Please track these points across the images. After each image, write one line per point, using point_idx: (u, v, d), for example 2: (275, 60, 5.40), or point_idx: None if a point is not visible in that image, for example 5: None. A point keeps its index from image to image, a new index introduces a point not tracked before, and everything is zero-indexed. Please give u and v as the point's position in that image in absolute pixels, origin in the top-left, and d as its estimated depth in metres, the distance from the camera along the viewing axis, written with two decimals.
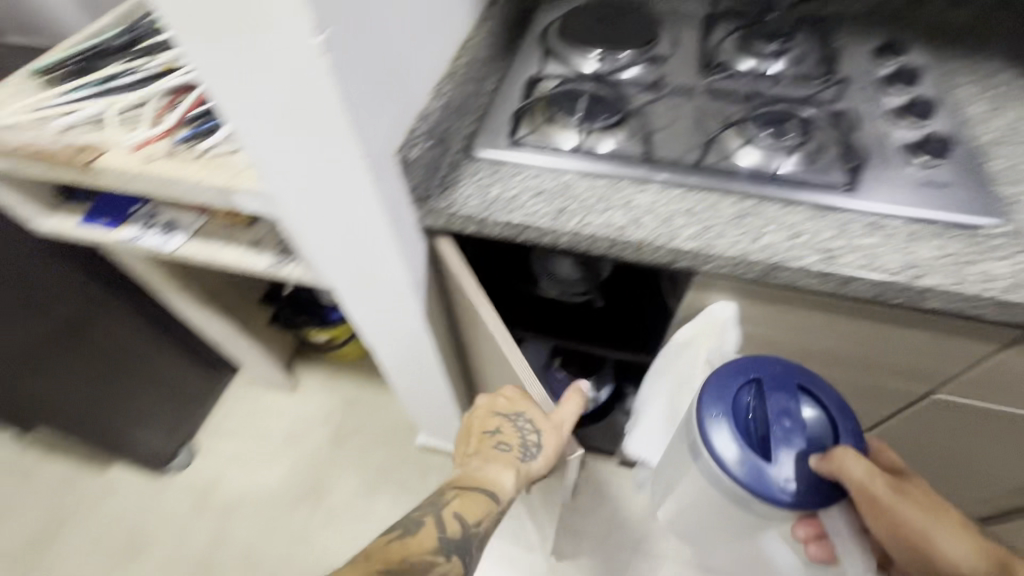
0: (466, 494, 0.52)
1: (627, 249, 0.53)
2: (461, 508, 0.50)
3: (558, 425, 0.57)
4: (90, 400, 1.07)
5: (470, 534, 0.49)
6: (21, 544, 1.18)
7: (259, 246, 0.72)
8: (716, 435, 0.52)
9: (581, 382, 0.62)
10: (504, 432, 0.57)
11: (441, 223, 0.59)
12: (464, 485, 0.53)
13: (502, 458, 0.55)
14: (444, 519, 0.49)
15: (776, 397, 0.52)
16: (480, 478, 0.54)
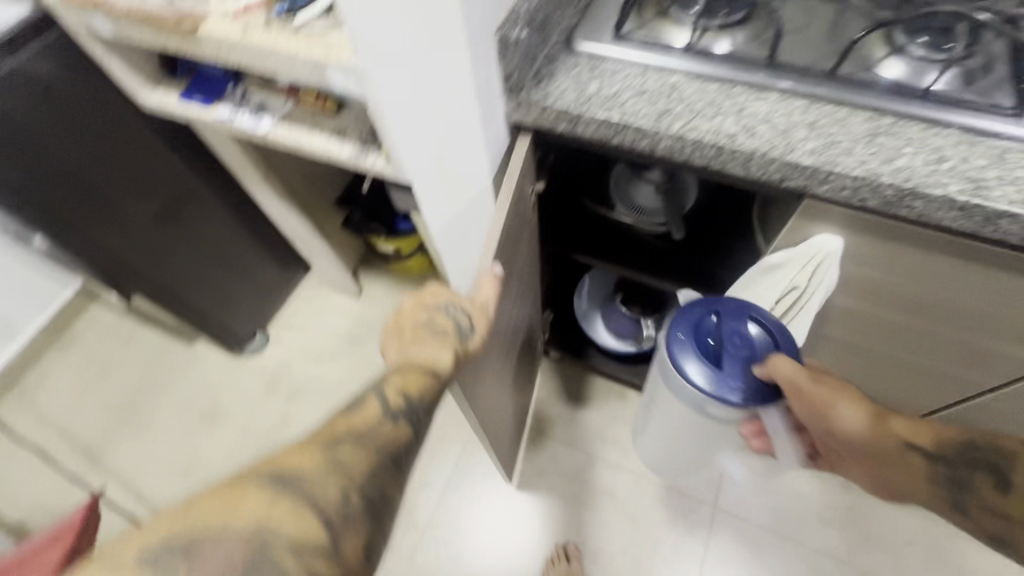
0: (404, 372, 0.56)
1: (734, 160, 0.48)
2: (403, 386, 0.54)
3: (482, 304, 0.57)
4: (193, 285, 1.16)
5: (414, 404, 0.53)
6: (121, 395, 1.35)
7: (343, 135, 0.73)
8: (683, 357, 0.61)
9: (495, 266, 0.56)
10: (435, 319, 0.59)
11: (531, 118, 0.55)
12: (402, 367, 0.57)
13: (435, 341, 0.57)
14: (385, 396, 0.53)
15: (728, 322, 0.60)
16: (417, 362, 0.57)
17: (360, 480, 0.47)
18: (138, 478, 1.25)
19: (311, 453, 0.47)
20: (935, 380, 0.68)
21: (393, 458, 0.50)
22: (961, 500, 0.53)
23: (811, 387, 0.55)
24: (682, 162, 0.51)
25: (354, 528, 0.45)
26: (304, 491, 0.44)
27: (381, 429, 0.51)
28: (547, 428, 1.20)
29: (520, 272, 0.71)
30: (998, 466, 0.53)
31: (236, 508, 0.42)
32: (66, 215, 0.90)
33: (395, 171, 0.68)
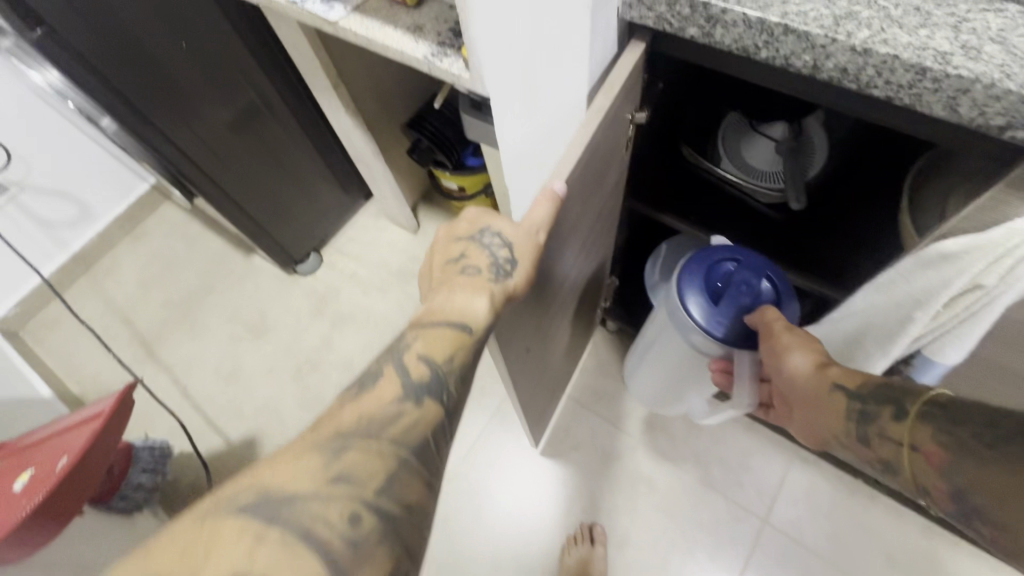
0: (428, 332, 0.48)
1: (936, 91, 0.35)
2: (427, 348, 0.47)
3: (525, 235, 0.46)
4: (256, 196, 1.13)
5: (441, 375, 0.46)
6: (180, 294, 1.38)
7: (420, 32, 0.63)
8: (687, 288, 0.64)
9: (557, 183, 0.44)
10: (472, 254, 0.50)
11: (653, 16, 0.43)
12: (431, 320, 0.48)
13: (469, 284, 0.48)
14: (403, 367, 0.46)
15: (742, 272, 0.63)
16: (448, 309, 0.48)
17: (372, 492, 0.40)
18: (185, 375, 1.28)
19: (306, 466, 0.40)
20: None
21: (419, 454, 0.43)
22: (863, 432, 0.45)
23: (783, 333, 0.56)
24: (853, 90, 0.38)
25: (370, 558, 0.38)
26: (295, 523, 0.37)
27: (402, 414, 0.44)
28: (590, 401, 1.12)
29: (598, 214, 0.60)
30: (901, 400, 0.43)
31: (203, 556, 0.35)
32: (141, 106, 0.87)
33: (473, 79, 0.58)
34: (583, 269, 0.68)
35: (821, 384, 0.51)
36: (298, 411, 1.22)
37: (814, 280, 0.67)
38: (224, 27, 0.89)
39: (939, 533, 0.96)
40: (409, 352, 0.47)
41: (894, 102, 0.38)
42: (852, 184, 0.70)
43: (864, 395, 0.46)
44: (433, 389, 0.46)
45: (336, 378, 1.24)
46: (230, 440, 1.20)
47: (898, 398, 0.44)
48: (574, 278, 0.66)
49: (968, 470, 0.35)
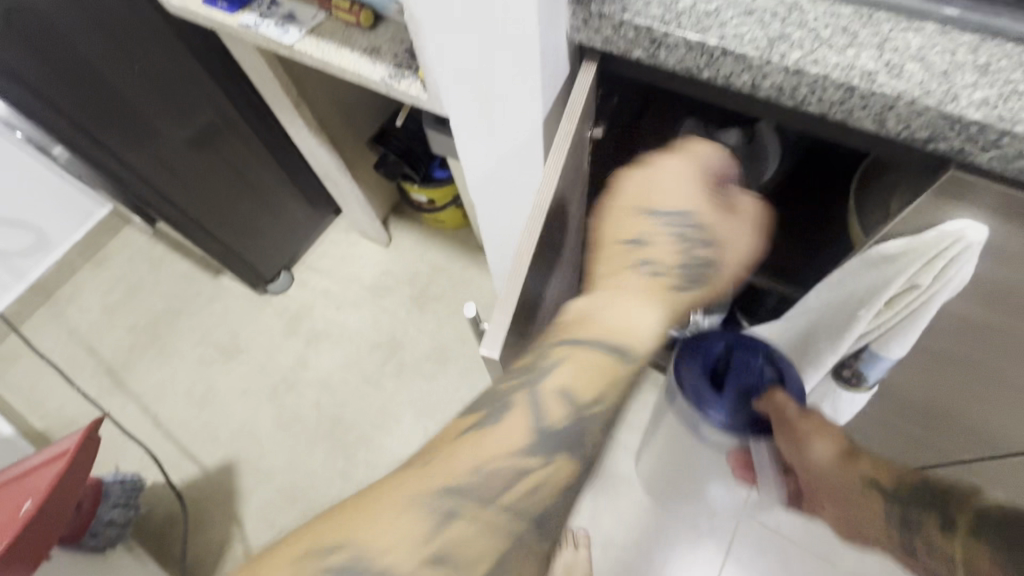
0: (583, 359, 0.42)
1: (863, 108, 0.37)
2: (581, 374, 0.42)
3: (736, 226, 0.47)
4: (221, 216, 1.11)
5: (576, 419, 0.41)
6: (147, 319, 1.34)
7: (376, 54, 0.63)
8: (688, 377, 0.58)
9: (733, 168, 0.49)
10: (653, 244, 0.46)
11: (600, 39, 0.44)
12: (591, 337, 0.43)
13: (648, 283, 0.45)
14: (538, 407, 0.41)
15: (739, 353, 0.58)
16: (621, 316, 0.44)
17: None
18: (155, 404, 1.25)
19: (399, 533, 0.36)
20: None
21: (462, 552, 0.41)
22: (909, 540, 0.48)
23: (800, 421, 0.53)
24: (790, 107, 0.40)
25: None
26: None
27: (518, 478, 0.40)
28: None
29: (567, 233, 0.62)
30: (946, 508, 0.47)
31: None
32: (96, 132, 0.85)
33: (431, 99, 0.59)
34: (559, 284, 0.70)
35: (851, 477, 0.53)
36: (275, 433, 1.20)
37: (766, 277, 0.72)
38: (180, 51, 0.88)
39: None
40: (550, 383, 0.41)
41: (828, 118, 0.40)
42: (804, 182, 0.73)
43: (901, 496, 0.50)
44: (568, 434, 0.41)
45: (313, 398, 1.22)
46: (206, 468, 1.17)
47: (939, 501, 0.48)
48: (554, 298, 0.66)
49: None
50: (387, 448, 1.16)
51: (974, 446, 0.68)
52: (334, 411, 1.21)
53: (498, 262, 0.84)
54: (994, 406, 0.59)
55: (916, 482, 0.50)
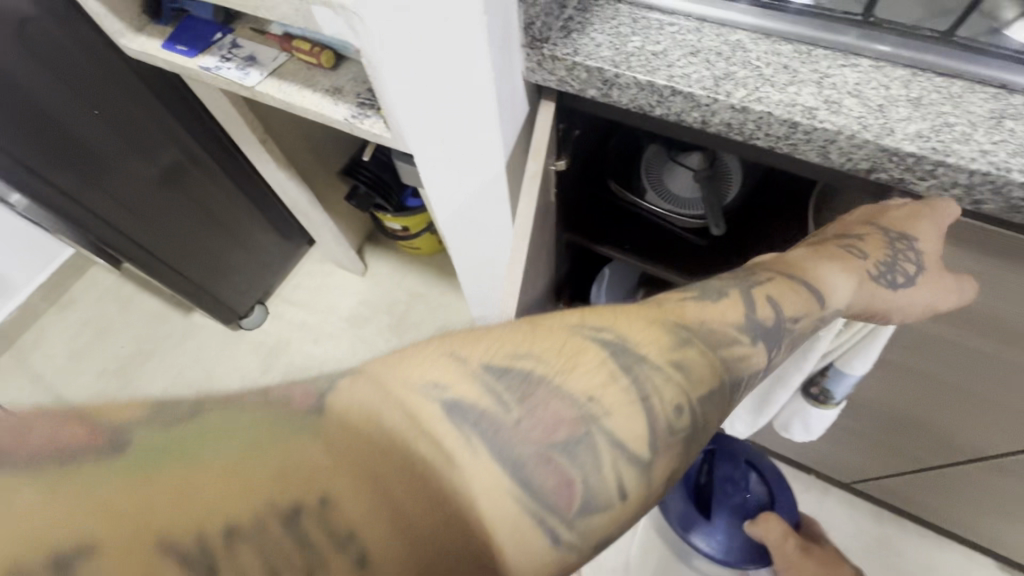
0: (784, 282, 0.44)
1: (808, 141, 0.38)
2: (776, 293, 0.43)
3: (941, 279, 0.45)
4: (189, 252, 1.09)
5: (780, 328, 0.42)
6: (116, 361, 1.30)
7: (338, 94, 0.63)
8: (679, 503, 0.84)
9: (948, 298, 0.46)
10: (869, 241, 0.48)
11: (554, 79, 0.45)
12: (786, 283, 0.44)
13: (846, 262, 0.47)
14: (751, 303, 0.42)
15: (724, 468, 0.86)
16: (805, 266, 0.46)
17: None
18: None
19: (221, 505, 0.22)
20: (991, 428, 0.60)
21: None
22: None
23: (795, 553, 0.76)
24: (740, 141, 0.41)
25: None
26: None
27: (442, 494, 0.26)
28: None
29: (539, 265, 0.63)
30: None
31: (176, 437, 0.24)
32: (53, 177, 0.83)
33: (395, 138, 0.59)
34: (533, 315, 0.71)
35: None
36: None
37: None
38: (142, 93, 0.87)
39: (890, 520, 1.01)
40: (759, 290, 0.43)
41: (776, 150, 0.41)
42: (765, 199, 0.75)
43: None
44: (774, 338, 0.41)
45: None
46: None
47: None
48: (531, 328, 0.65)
49: None
50: None
51: (946, 453, 0.70)
52: None
53: (474, 295, 0.84)
54: (964, 414, 0.60)
55: None
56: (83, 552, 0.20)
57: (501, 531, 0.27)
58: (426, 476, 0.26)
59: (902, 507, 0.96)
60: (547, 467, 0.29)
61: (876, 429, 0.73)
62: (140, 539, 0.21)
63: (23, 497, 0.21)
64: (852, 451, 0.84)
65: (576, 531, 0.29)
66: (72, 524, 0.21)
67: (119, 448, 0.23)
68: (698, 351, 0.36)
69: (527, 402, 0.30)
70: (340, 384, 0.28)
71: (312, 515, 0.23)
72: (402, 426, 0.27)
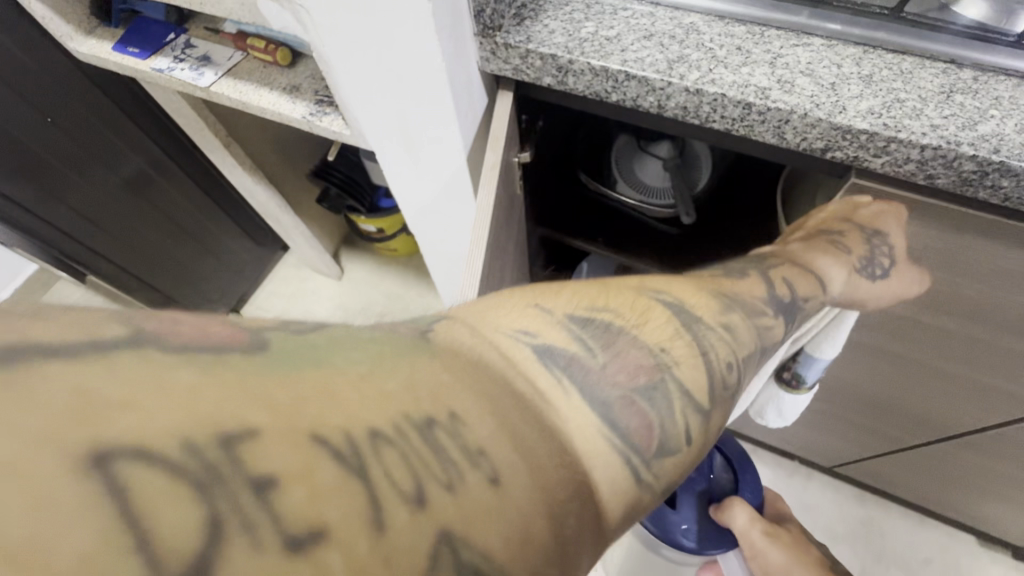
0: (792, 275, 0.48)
1: (763, 122, 0.38)
2: (789, 275, 0.48)
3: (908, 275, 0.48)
4: (156, 262, 1.06)
5: (797, 303, 0.46)
6: None
7: (296, 93, 0.62)
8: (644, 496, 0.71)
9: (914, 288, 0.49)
10: (850, 236, 0.51)
11: (510, 68, 0.45)
12: (791, 270, 0.48)
13: (835, 254, 0.51)
14: (770, 281, 0.46)
15: None
16: (805, 257, 0.50)
17: None
18: None
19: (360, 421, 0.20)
20: (957, 402, 0.60)
21: None
22: None
23: (759, 538, 0.67)
24: (697, 125, 0.41)
25: None
26: None
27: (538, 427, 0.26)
28: None
29: (510, 259, 0.62)
30: None
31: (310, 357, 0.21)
32: (7, 187, 0.79)
33: (355, 135, 0.58)
34: None
35: None
36: None
37: None
38: (99, 98, 0.84)
39: (871, 500, 1.02)
40: (775, 272, 0.47)
41: (734, 133, 0.41)
42: (735, 186, 0.75)
43: None
44: (791, 311, 0.45)
45: None
46: None
47: None
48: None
49: None
50: None
51: (918, 431, 0.70)
52: None
53: (448, 294, 0.83)
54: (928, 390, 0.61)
55: None
56: (249, 436, 0.17)
57: (596, 466, 0.27)
58: (530, 408, 0.26)
59: (881, 487, 0.97)
60: (630, 408, 0.31)
61: (849, 410, 0.74)
62: (295, 427, 0.18)
63: (180, 374, 0.17)
64: (829, 434, 0.84)
65: (652, 469, 0.30)
66: (226, 405, 0.17)
67: (259, 345, 0.20)
68: (740, 315, 0.40)
69: (610, 347, 0.32)
70: (439, 327, 0.27)
71: (447, 431, 0.22)
72: (502, 366, 0.27)
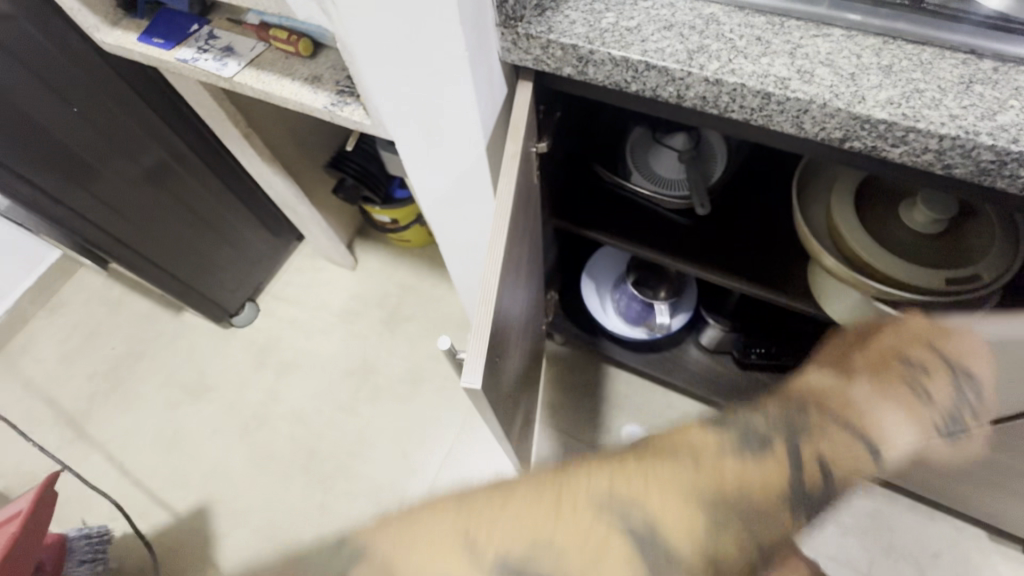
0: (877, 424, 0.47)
1: (782, 112, 0.38)
2: (831, 453, 0.45)
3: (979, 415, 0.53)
4: (176, 251, 1.08)
5: (830, 484, 0.44)
6: (107, 364, 1.29)
7: (317, 83, 0.63)
8: None
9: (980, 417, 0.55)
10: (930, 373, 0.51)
11: (531, 58, 0.45)
12: (836, 452, 0.45)
13: (913, 414, 0.48)
14: (801, 466, 0.43)
15: None
16: (872, 419, 0.47)
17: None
18: (121, 451, 1.19)
19: None
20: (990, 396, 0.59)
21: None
22: None
23: None
24: (716, 115, 0.41)
25: None
26: None
27: None
28: (545, 415, 1.14)
29: (527, 249, 0.63)
30: None
31: None
32: (35, 177, 0.82)
33: (376, 125, 0.59)
34: (528, 302, 0.71)
35: None
36: (248, 471, 1.16)
37: (728, 274, 0.71)
38: (122, 90, 0.86)
39: (882, 494, 1.02)
40: (810, 447, 0.44)
41: (752, 124, 0.41)
42: (750, 177, 0.76)
43: None
44: (817, 505, 0.43)
45: (287, 431, 1.19)
46: (179, 513, 1.12)
47: None
48: (520, 314, 0.64)
49: None
50: (366, 475, 1.13)
51: None
52: (309, 442, 1.18)
53: (463, 284, 0.84)
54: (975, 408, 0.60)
55: None
56: None
57: None
58: None
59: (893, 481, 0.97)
60: None
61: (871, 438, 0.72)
62: None
63: None
64: None
65: None
66: None
67: None
68: (733, 531, 0.38)
69: None
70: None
71: None
72: None
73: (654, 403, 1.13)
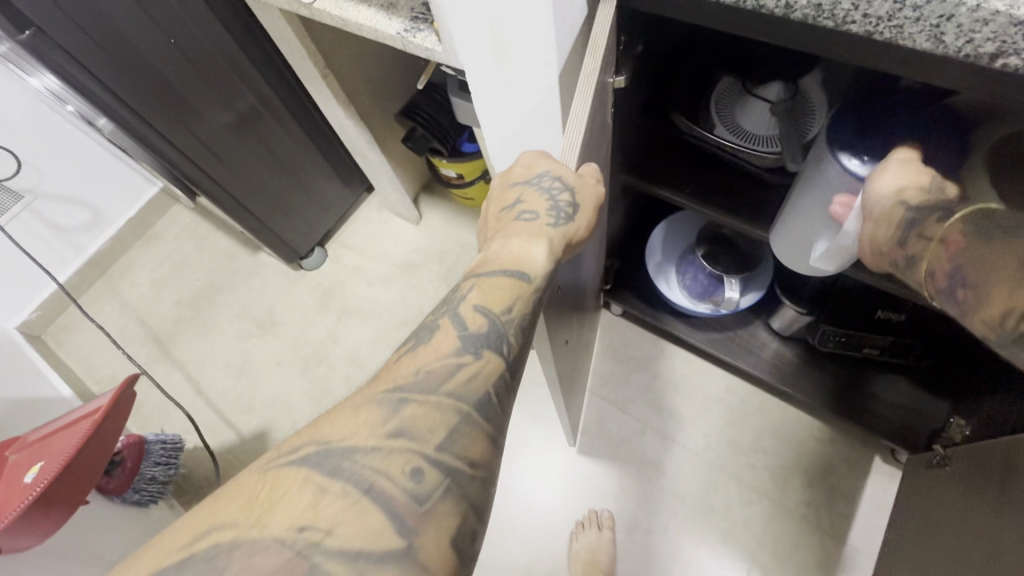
0: (484, 282, 0.46)
1: (917, 21, 0.33)
2: (482, 300, 0.45)
3: (586, 207, 0.48)
4: (254, 188, 1.12)
5: (498, 322, 0.44)
6: (192, 292, 1.39)
7: (392, 9, 0.61)
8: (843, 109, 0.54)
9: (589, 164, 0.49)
10: (527, 198, 0.48)
11: None
12: (489, 271, 0.47)
13: (526, 230, 0.47)
14: (459, 319, 0.45)
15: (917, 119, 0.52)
16: (506, 260, 0.47)
17: (435, 449, 0.38)
18: (198, 373, 1.29)
19: (285, 490, 0.35)
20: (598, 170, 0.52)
21: (482, 409, 0.41)
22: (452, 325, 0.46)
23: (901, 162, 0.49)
24: (830, 28, 0.36)
25: None
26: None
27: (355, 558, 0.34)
28: (597, 385, 1.10)
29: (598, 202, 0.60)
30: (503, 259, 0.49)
31: (263, 513, 0.34)
32: (141, 109, 0.87)
33: (446, 52, 0.57)
34: (586, 262, 0.68)
35: (891, 208, 0.50)
36: (306, 404, 1.22)
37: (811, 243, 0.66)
38: (223, 38, 0.90)
39: None
40: (466, 305, 0.45)
41: (874, 40, 0.36)
42: None
43: (510, 315, 0.44)
44: (480, 342, 0.44)
45: (343, 371, 1.25)
46: (242, 435, 1.21)
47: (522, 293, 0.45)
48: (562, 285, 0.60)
49: (495, 297, 0.45)
50: None
51: None
52: (363, 384, 1.23)
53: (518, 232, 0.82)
54: (592, 216, 0.49)
55: (515, 301, 0.44)
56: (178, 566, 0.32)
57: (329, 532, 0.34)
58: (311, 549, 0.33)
59: None
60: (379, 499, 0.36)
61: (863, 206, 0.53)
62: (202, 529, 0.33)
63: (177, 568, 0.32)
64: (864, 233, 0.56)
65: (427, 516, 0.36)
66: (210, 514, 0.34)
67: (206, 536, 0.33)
68: (384, 415, 0.38)
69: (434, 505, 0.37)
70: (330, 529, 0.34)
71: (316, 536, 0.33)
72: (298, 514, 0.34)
73: (711, 385, 1.07)
